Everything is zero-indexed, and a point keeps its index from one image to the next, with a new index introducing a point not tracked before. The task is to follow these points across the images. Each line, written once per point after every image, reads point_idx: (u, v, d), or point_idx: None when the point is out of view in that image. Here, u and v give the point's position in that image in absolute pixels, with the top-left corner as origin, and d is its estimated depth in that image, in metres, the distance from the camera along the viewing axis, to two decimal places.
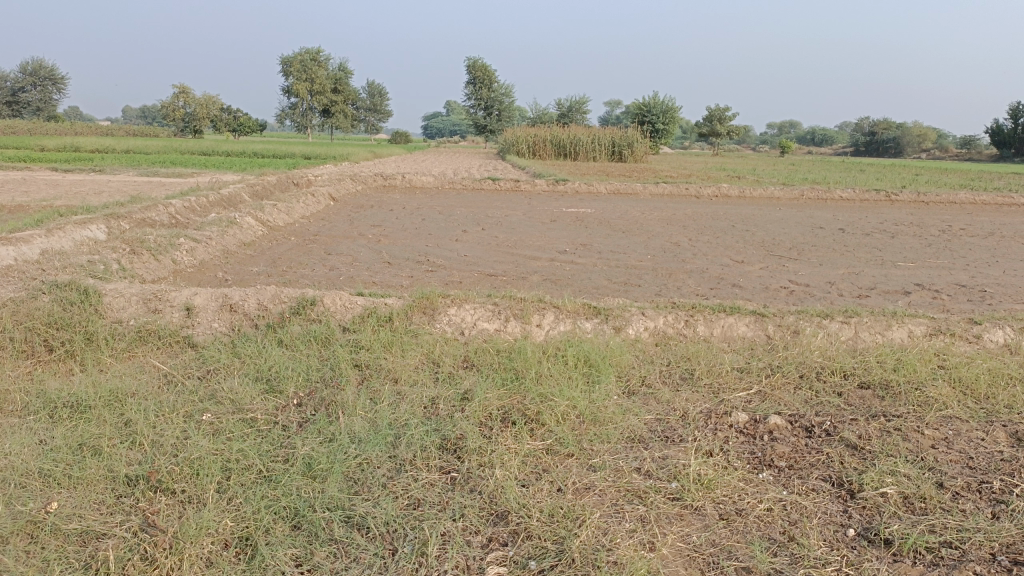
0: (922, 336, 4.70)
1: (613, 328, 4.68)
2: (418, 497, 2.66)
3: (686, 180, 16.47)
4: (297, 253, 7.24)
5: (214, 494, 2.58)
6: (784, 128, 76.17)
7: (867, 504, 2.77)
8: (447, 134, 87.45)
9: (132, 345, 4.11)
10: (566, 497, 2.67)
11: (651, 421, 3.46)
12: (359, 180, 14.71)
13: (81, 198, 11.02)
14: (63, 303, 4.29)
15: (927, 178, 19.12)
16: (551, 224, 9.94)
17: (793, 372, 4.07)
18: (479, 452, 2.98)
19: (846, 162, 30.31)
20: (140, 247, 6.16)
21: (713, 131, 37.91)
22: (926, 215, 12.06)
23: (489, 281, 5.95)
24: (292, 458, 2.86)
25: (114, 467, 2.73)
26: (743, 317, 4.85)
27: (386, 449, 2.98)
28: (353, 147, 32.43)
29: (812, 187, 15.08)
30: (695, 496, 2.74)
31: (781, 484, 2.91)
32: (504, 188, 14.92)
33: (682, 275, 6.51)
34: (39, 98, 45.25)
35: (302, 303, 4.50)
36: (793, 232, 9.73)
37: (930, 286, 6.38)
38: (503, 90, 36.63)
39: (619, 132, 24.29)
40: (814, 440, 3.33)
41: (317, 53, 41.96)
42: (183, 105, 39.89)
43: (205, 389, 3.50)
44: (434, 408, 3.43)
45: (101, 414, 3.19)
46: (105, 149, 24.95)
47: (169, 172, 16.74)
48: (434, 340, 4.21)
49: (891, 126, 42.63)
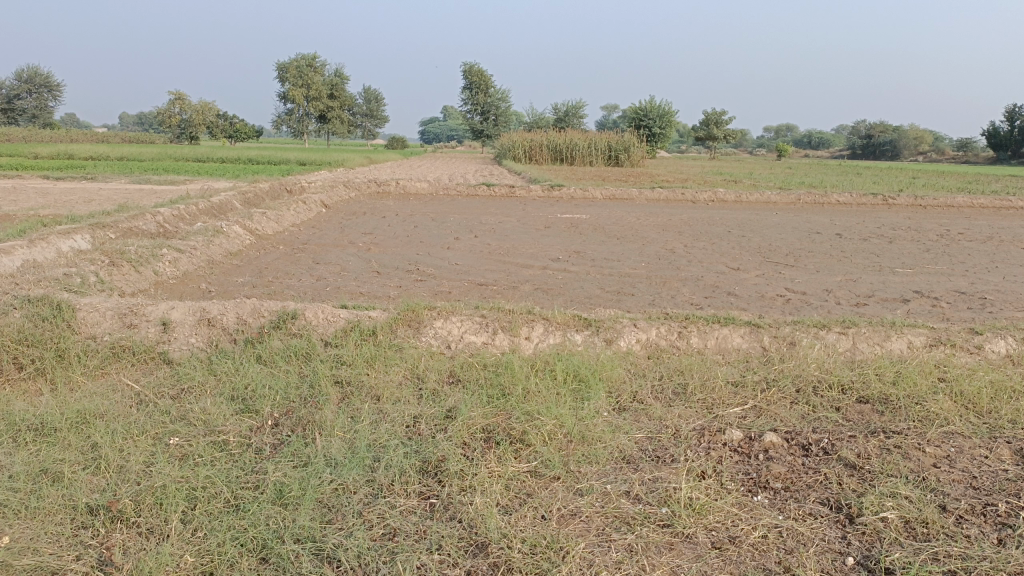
0: (922, 347, 4.57)
1: (603, 340, 4.54)
2: (394, 527, 2.52)
3: (682, 185, 16.38)
4: (284, 262, 7.10)
5: (178, 525, 2.45)
6: (781, 131, 76.18)
7: (867, 529, 2.64)
8: (445, 139, 87.53)
9: (105, 362, 3.99)
10: (550, 526, 2.54)
11: (642, 439, 3.33)
12: (352, 187, 14.57)
13: (69, 207, 10.90)
14: (35, 320, 4.17)
15: (924, 181, 19.07)
16: (545, 231, 9.81)
17: (790, 387, 3.94)
18: (460, 475, 2.85)
19: (843, 165, 30.21)
20: (120, 259, 6.03)
21: (710, 135, 37.83)
22: (923, 220, 11.96)
23: (478, 291, 5.82)
24: (262, 484, 2.72)
25: (73, 496, 2.59)
26: (738, 327, 4.72)
27: (364, 472, 2.84)
28: (350, 152, 32.39)
29: (810, 191, 14.97)
30: (687, 523, 2.60)
31: (776, 508, 2.78)
32: (499, 194, 14.81)
33: (676, 283, 6.39)
34: (34, 105, 45.07)
35: (282, 316, 4.36)
36: (790, 238, 9.61)
37: (928, 294, 6.25)
38: (500, 95, 36.51)
39: (615, 136, 24.19)
40: (812, 459, 3.20)
41: (313, 58, 41.81)
42: (178, 111, 39.74)
43: (178, 410, 3.36)
44: (416, 427, 3.29)
45: (65, 437, 3.05)
46: (99, 156, 24.83)
47: (161, 179, 16.62)
48: (418, 355, 4.07)
49: (887, 128, 42.57)
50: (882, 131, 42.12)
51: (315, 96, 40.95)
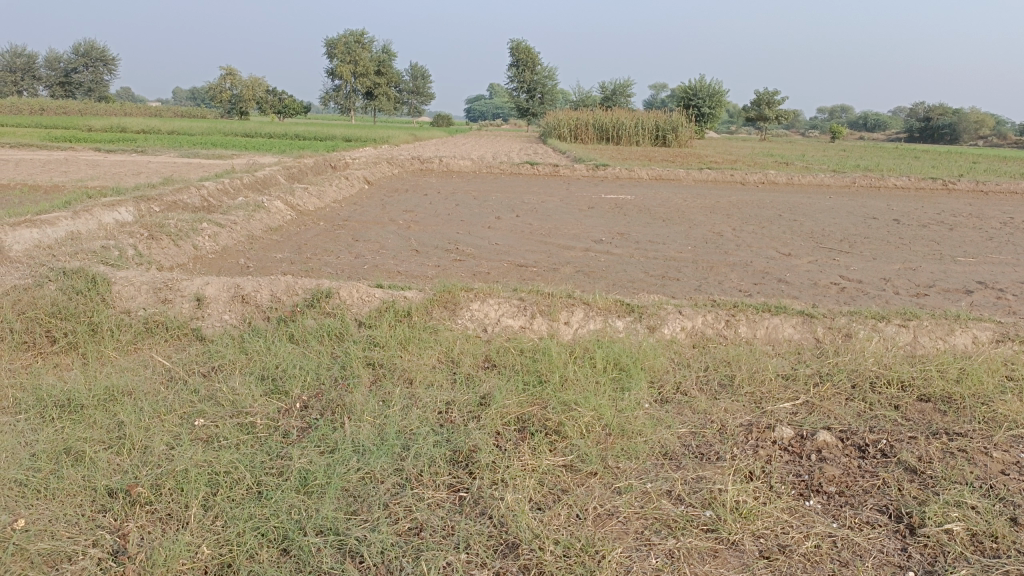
0: (987, 342, 4.28)
1: (647, 327, 4.34)
2: (421, 521, 2.40)
3: (731, 166, 15.96)
4: (324, 239, 7.04)
5: (198, 512, 2.38)
6: (834, 112, 74.24)
7: (929, 542, 2.43)
8: (490, 116, 87.39)
9: (138, 337, 3.95)
10: (585, 526, 2.39)
11: (685, 435, 3.15)
12: (395, 164, 14.49)
13: (117, 179, 11.05)
14: (69, 292, 4.15)
15: (987, 166, 18.37)
16: (589, 211, 9.60)
17: (845, 383, 3.72)
18: (491, 468, 2.71)
19: (899, 147, 29.23)
20: (159, 232, 6.01)
21: (761, 115, 36.86)
22: (985, 206, 11.43)
23: (519, 272, 5.67)
24: (286, 471, 2.62)
25: (93, 478, 2.53)
26: (790, 317, 4.48)
27: (392, 461, 2.73)
28: (398, 130, 32.38)
29: (866, 174, 14.45)
30: (732, 529, 2.43)
31: (830, 515, 2.58)
32: (543, 172, 14.61)
33: (724, 268, 6.16)
34: (90, 79, 45.93)
35: (316, 295, 4.26)
36: (844, 223, 9.25)
37: (993, 285, 5.92)
38: (547, 73, 36.11)
39: (663, 115, 23.74)
40: (868, 462, 3.00)
41: (361, 35, 41.77)
42: (229, 86, 40.11)
43: (206, 390, 3.28)
44: (448, 414, 3.16)
45: (91, 415, 3.00)
46: (150, 130, 25.10)
47: (209, 153, 16.73)
48: (454, 338, 3.93)
49: (947, 111, 40.91)
50: (941, 114, 40.65)
51: (363, 72, 40.93)
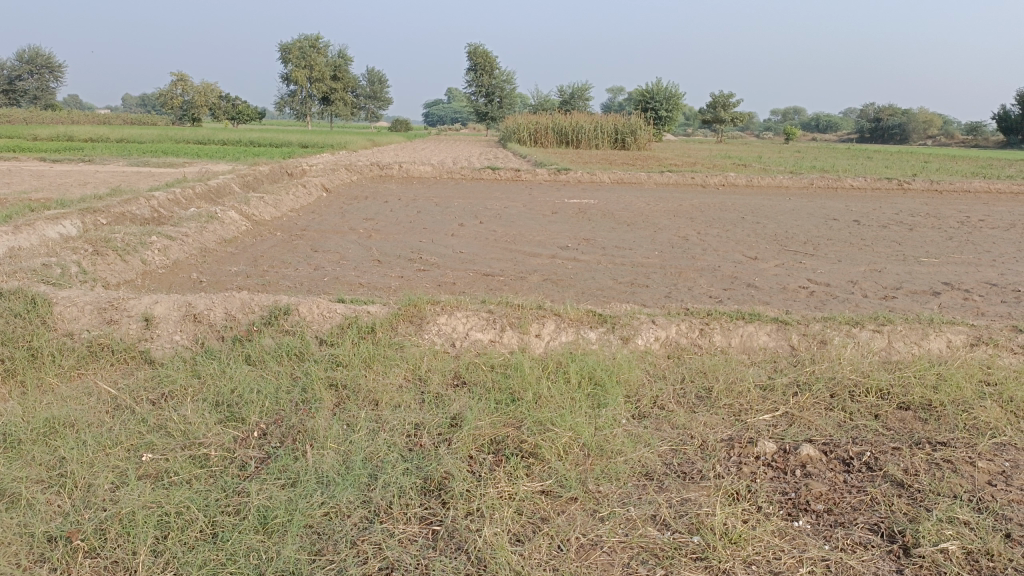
0: (962, 346, 4.24)
1: (620, 338, 4.22)
2: (392, 560, 2.23)
3: (691, 168, 15.97)
4: (281, 250, 6.80)
5: (147, 559, 2.18)
6: (786, 114, 75.41)
7: (925, 563, 2.33)
8: (449, 120, 87.22)
9: (82, 362, 3.71)
10: (569, 560, 2.25)
11: (666, 452, 3.03)
12: (354, 171, 14.22)
13: (63, 190, 10.65)
14: (6, 316, 3.89)
15: (938, 165, 18.71)
16: (552, 216, 9.48)
17: (825, 392, 3.63)
18: (466, 497, 2.54)
19: (852, 148, 29.74)
20: (105, 247, 5.72)
21: (717, 118, 37.20)
22: (941, 205, 11.61)
23: (485, 282, 5.52)
24: (244, 509, 2.42)
25: (30, 523, 2.31)
26: (764, 325, 4.38)
27: (359, 492, 2.54)
28: (355, 135, 31.96)
29: (823, 175, 14.59)
30: (723, 556, 2.30)
31: (821, 537, 2.47)
32: (504, 177, 14.48)
33: (692, 273, 6.08)
34: (37, 87, 44.67)
35: (274, 312, 4.05)
36: (806, 224, 9.29)
37: (959, 285, 5.93)
38: (505, 77, 36.02)
39: (621, 118, 23.83)
40: (855, 476, 2.90)
41: (315, 40, 41.20)
42: (181, 93, 39.27)
43: (156, 419, 3.05)
44: (417, 438, 2.99)
45: (28, 450, 2.76)
46: (98, 138, 24.39)
47: (160, 162, 16.25)
48: (421, 354, 3.76)
49: (896, 112, 41.74)
50: (891, 114, 41.51)
51: (319, 77, 40.36)
